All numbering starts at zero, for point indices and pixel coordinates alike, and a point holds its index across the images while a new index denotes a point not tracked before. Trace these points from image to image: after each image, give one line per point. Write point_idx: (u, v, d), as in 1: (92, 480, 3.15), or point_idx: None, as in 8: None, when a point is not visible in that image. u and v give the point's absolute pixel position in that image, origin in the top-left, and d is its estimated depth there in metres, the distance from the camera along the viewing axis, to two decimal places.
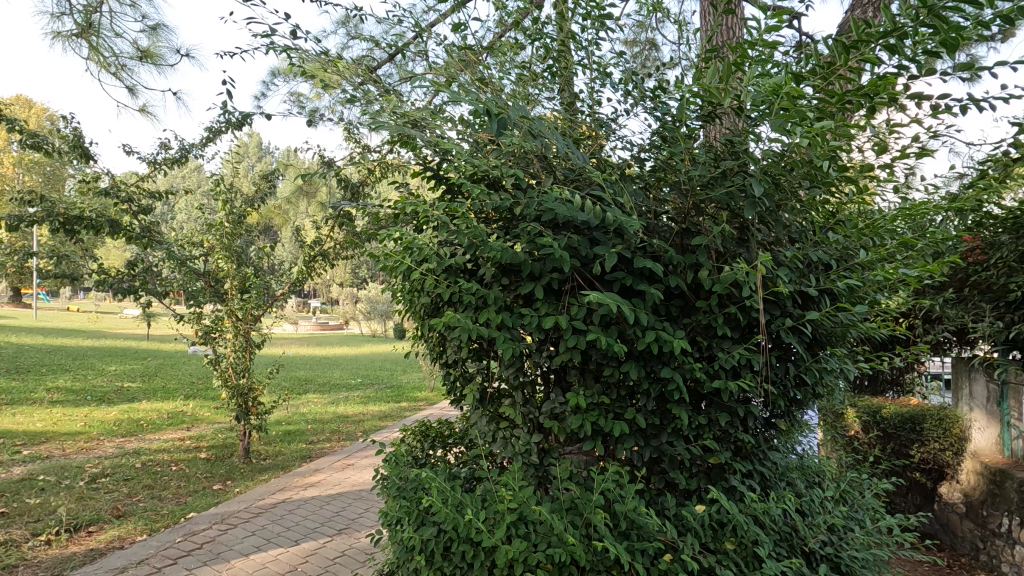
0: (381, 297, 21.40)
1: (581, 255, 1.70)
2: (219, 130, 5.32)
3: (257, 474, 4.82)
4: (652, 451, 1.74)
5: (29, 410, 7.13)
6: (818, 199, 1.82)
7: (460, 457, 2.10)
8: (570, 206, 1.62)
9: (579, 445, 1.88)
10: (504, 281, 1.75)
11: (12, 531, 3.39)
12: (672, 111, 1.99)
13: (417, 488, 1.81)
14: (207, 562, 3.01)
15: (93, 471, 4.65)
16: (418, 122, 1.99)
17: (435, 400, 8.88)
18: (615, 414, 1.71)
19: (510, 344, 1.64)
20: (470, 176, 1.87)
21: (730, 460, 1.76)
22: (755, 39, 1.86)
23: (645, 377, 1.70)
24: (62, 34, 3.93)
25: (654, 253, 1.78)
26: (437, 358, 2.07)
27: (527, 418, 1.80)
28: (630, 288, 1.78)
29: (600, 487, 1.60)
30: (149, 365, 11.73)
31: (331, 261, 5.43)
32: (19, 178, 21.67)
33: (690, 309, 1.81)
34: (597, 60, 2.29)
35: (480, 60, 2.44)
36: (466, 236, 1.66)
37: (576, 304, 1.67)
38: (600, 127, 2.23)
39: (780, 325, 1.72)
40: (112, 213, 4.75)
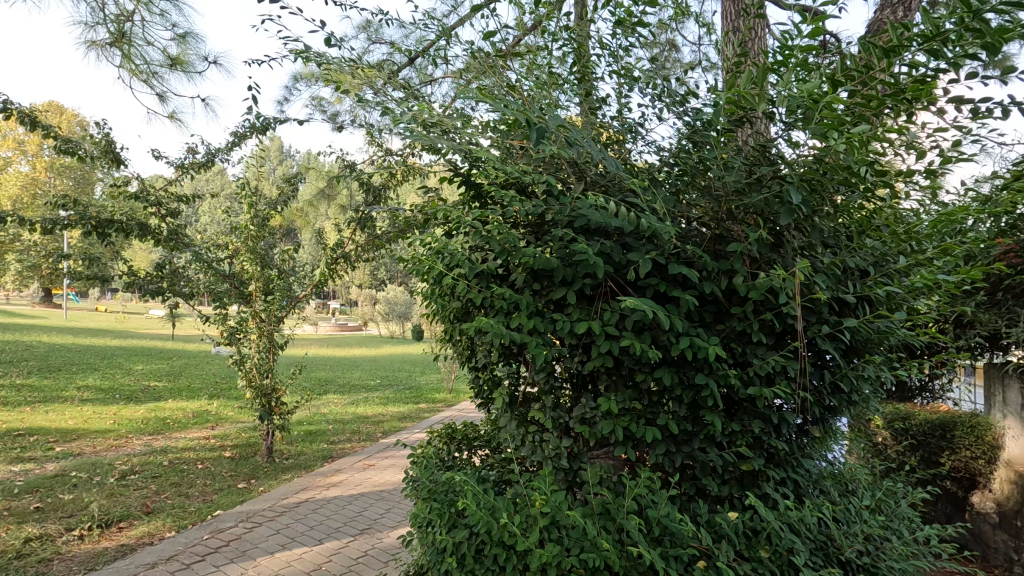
0: (399, 299, 21.58)
1: (614, 261, 1.69)
2: (243, 135, 5.43)
3: (280, 473, 4.88)
4: (684, 457, 1.73)
5: (60, 407, 7.33)
6: (854, 204, 1.80)
7: (488, 460, 2.10)
8: (603, 212, 1.61)
9: (608, 450, 1.87)
10: (536, 287, 1.75)
11: (47, 525, 3.50)
12: (704, 116, 1.98)
13: (447, 490, 1.82)
14: (234, 560, 3.07)
15: (123, 468, 4.77)
16: (449, 129, 2.01)
17: (454, 401, 8.93)
18: (647, 420, 1.70)
19: (543, 349, 1.64)
20: (501, 183, 1.87)
21: (765, 467, 1.74)
22: (790, 43, 1.83)
23: (679, 383, 1.68)
24: (96, 44, 4.04)
25: (687, 258, 1.77)
26: (466, 362, 2.07)
27: (557, 423, 1.81)
28: (663, 294, 1.76)
29: (633, 492, 1.59)
30: (174, 365, 11.96)
31: (353, 263, 5.49)
32: (51, 184, 22.47)
33: (724, 315, 1.80)
34: (624, 64, 2.28)
35: (506, 66, 2.45)
36: (499, 241, 1.66)
37: (609, 310, 1.66)
38: (628, 132, 2.23)
39: (817, 332, 1.70)
40: (141, 216, 4.86)
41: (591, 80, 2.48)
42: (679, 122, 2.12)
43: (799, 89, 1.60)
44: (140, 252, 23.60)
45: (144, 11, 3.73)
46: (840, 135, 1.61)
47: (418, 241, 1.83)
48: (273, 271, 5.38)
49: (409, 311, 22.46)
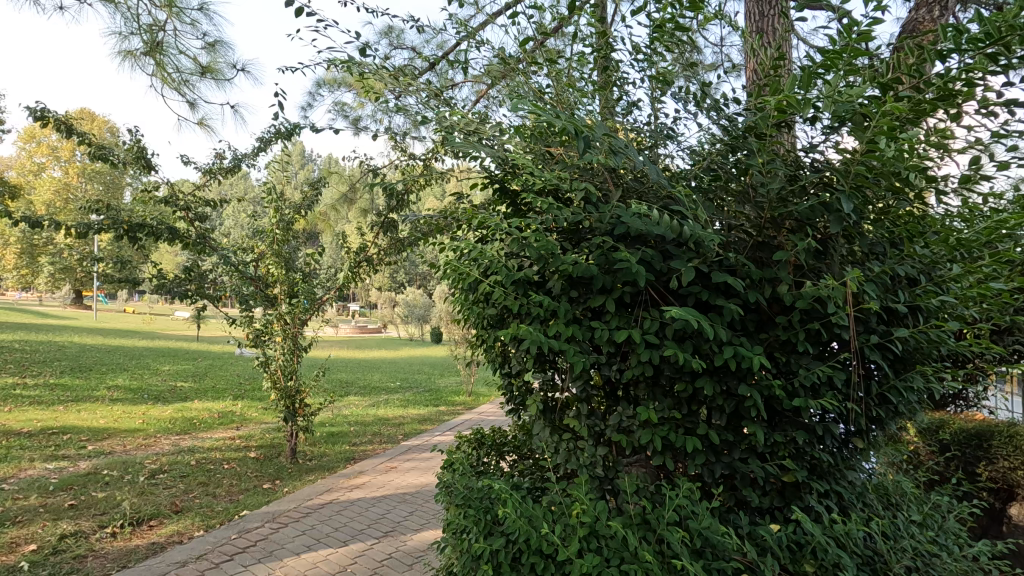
0: (419, 301, 21.77)
1: (655, 269, 1.67)
2: (269, 140, 5.52)
3: (304, 475, 4.94)
4: (724, 468, 1.71)
5: (92, 406, 7.54)
6: (901, 210, 1.75)
7: (519, 466, 2.10)
8: (646, 220, 1.59)
9: (645, 459, 1.85)
10: (573, 294, 1.74)
11: (81, 522, 3.58)
12: (744, 120, 1.94)
13: (480, 496, 1.81)
14: (261, 560, 3.11)
15: (152, 467, 4.87)
16: (482, 134, 2.01)
17: (473, 404, 8.96)
18: (686, 430, 1.68)
19: (581, 357, 1.63)
20: (538, 190, 1.86)
21: (807, 479, 1.70)
22: (837, 46, 1.79)
23: (720, 393, 1.66)
24: (130, 53, 4.15)
25: (729, 266, 1.74)
26: (499, 368, 2.07)
27: (593, 431, 1.79)
28: (705, 302, 1.74)
29: (674, 503, 1.56)
30: (199, 365, 12.22)
31: (376, 266, 5.55)
32: (82, 188, 23.14)
33: (766, 324, 1.77)
34: (657, 68, 2.25)
35: (537, 71, 2.45)
36: (537, 248, 1.66)
37: (649, 318, 1.64)
38: (662, 137, 2.21)
39: (865, 342, 1.66)
40: (171, 220, 4.98)
41: (621, 83, 2.46)
42: (714, 127, 2.09)
43: (845, 93, 1.57)
44: (167, 255, 24.20)
45: (176, 21, 3.82)
46: (893, 141, 1.56)
47: (454, 247, 1.84)
48: (298, 274, 5.46)
49: (428, 314, 22.61)
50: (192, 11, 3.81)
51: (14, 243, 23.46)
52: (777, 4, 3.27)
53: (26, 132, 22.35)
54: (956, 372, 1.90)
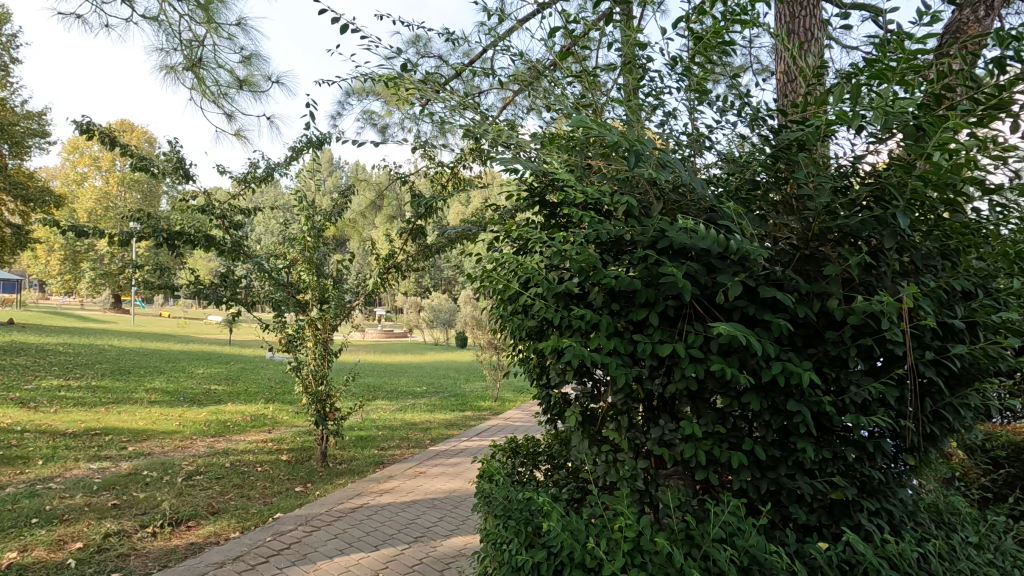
0: (444, 306, 21.97)
1: (700, 283, 1.66)
2: (300, 149, 5.64)
3: (334, 478, 5.02)
4: (770, 484, 1.68)
5: (131, 408, 7.79)
6: (955, 221, 1.71)
7: (556, 477, 2.09)
8: (691, 234, 1.58)
9: (687, 473, 1.83)
10: (615, 307, 1.73)
11: (125, 522, 3.70)
12: (788, 130, 1.92)
13: (518, 507, 1.82)
14: (296, 562, 3.16)
15: (190, 469, 5.01)
16: (520, 146, 2.03)
17: (499, 410, 8.97)
18: (731, 445, 1.66)
19: (624, 370, 1.62)
20: (579, 203, 1.86)
21: (857, 497, 1.66)
22: (887, 55, 1.76)
23: (768, 408, 1.63)
24: (171, 68, 4.30)
25: (776, 280, 1.72)
26: (536, 380, 2.07)
27: (634, 444, 1.78)
28: (751, 316, 1.72)
29: (720, 520, 1.54)
30: (232, 369, 12.54)
31: (404, 273, 5.62)
32: (120, 196, 24.00)
33: (814, 338, 1.74)
34: (695, 78, 2.26)
35: (574, 82, 2.47)
36: (579, 262, 1.65)
37: (694, 332, 1.63)
38: (699, 146, 2.20)
39: (920, 358, 1.62)
40: (208, 228, 5.13)
41: (658, 92, 2.47)
42: (753, 136, 2.07)
43: (896, 104, 1.54)
44: (200, 262, 24.92)
45: (215, 37, 3.94)
46: (949, 154, 1.53)
47: (495, 260, 1.85)
48: (329, 281, 5.56)
49: (453, 318, 22.77)
50: (231, 27, 3.92)
51: (58, 249, 24.48)
52: (809, 5, 3.22)
53: (69, 143, 23.38)
54: (1013, 388, 1.83)
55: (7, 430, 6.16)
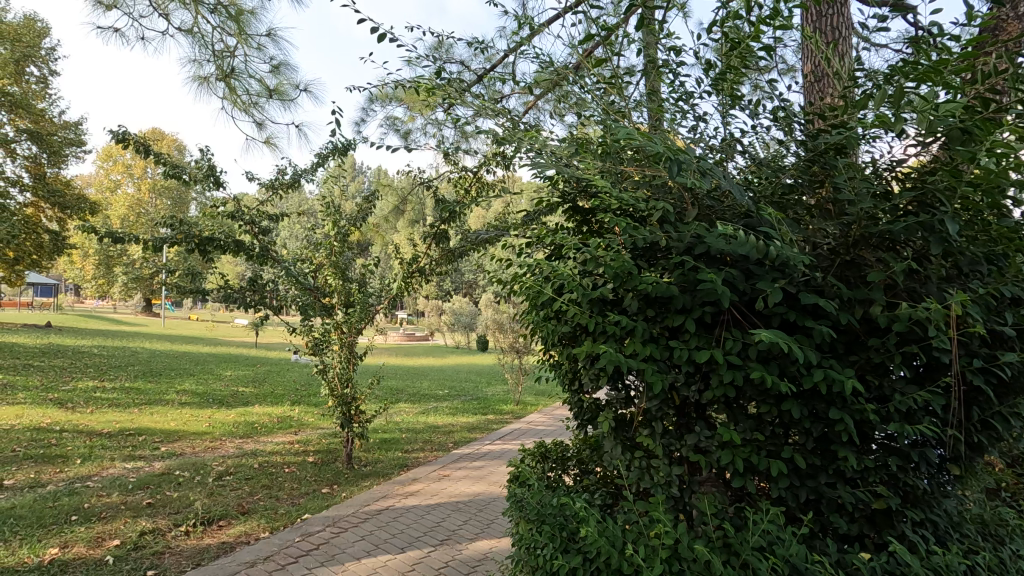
0: (465, 310, 22.14)
1: (739, 289, 1.65)
2: (326, 155, 5.74)
3: (360, 480, 5.07)
4: (809, 492, 1.65)
5: (163, 409, 7.99)
6: (1002, 225, 1.68)
7: (587, 483, 2.10)
8: (729, 240, 1.57)
9: (722, 481, 1.82)
10: (651, 313, 1.73)
11: (159, 520, 3.80)
12: (824, 133, 1.90)
13: (551, 511, 1.82)
14: (324, 563, 3.21)
15: (220, 469, 5.12)
16: (552, 152, 2.05)
17: (521, 413, 8.97)
18: (770, 452, 1.64)
19: (660, 377, 1.62)
20: (613, 209, 1.86)
21: (901, 507, 1.63)
22: (929, 56, 1.73)
23: (808, 416, 1.61)
24: (203, 78, 4.41)
25: (816, 286, 1.70)
26: (568, 385, 2.08)
27: (668, 450, 1.77)
28: (790, 323, 1.70)
29: (759, 528, 1.52)
30: (258, 371, 12.78)
31: (427, 277, 5.67)
32: (151, 203, 24.69)
33: (856, 345, 1.71)
34: (728, 83, 2.25)
35: (603, 88, 2.48)
36: (614, 268, 1.65)
37: (732, 338, 1.62)
38: (733, 150, 2.19)
39: (967, 366, 1.58)
40: (237, 234, 5.25)
41: (688, 98, 2.47)
42: (786, 140, 2.06)
43: (941, 109, 1.51)
44: (228, 266, 25.50)
45: (245, 47, 4.04)
46: (996, 156, 1.50)
47: (529, 265, 1.86)
48: (354, 285, 5.64)
49: (474, 321, 22.86)
50: (261, 37, 4.02)
51: (92, 255, 25.28)
52: (836, 3, 3.17)
53: (103, 152, 24.18)
54: None
55: (47, 430, 6.39)
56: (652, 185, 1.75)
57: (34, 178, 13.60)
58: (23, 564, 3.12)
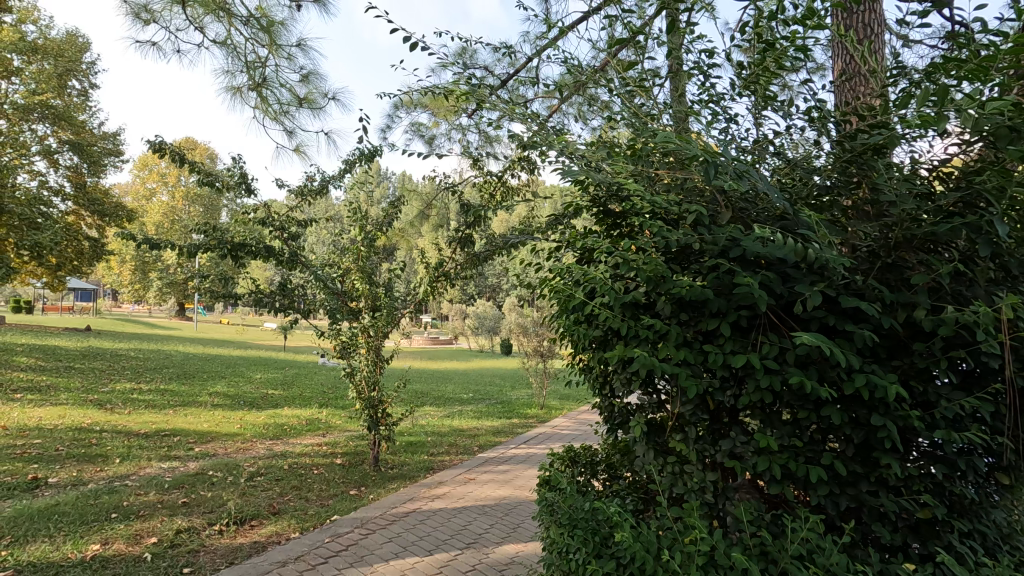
0: (489, 314, 22.23)
1: (776, 293, 1.62)
2: (353, 161, 5.84)
3: (387, 483, 5.12)
4: (850, 501, 1.61)
5: (196, 411, 8.20)
6: None
7: (618, 488, 2.08)
8: (766, 243, 1.55)
9: (758, 488, 1.78)
10: (685, 317, 1.71)
11: (194, 519, 3.90)
12: (862, 134, 1.86)
13: (583, 516, 1.82)
14: (353, 564, 3.24)
15: (251, 470, 5.23)
16: (582, 156, 2.05)
17: (546, 417, 8.94)
18: (809, 459, 1.61)
19: (695, 381, 1.60)
20: (645, 212, 1.85)
21: (947, 518, 1.57)
22: (975, 52, 1.68)
23: (849, 422, 1.57)
24: (236, 88, 4.54)
25: (856, 289, 1.66)
26: (599, 389, 2.07)
27: (703, 456, 1.75)
28: (829, 327, 1.66)
29: (799, 536, 1.49)
30: (287, 374, 13.03)
31: (453, 281, 5.70)
32: (184, 210, 25.43)
33: (898, 350, 1.67)
34: (761, 83, 2.22)
35: (631, 91, 2.47)
36: (647, 271, 1.64)
37: (769, 343, 1.59)
38: (766, 151, 2.16)
39: (1018, 371, 1.52)
40: (268, 240, 5.37)
41: (719, 99, 2.44)
42: (821, 140, 2.03)
43: (988, 106, 1.47)
44: (257, 271, 26.08)
45: (276, 57, 4.13)
46: None
47: (559, 269, 1.86)
48: (380, 289, 5.70)
49: (498, 325, 22.92)
50: (292, 48, 4.11)
51: (129, 260, 26.12)
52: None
53: (140, 161, 25.03)
54: None
55: (88, 430, 6.63)
56: (685, 187, 1.74)
57: (75, 187, 14.16)
58: (67, 559, 3.24)
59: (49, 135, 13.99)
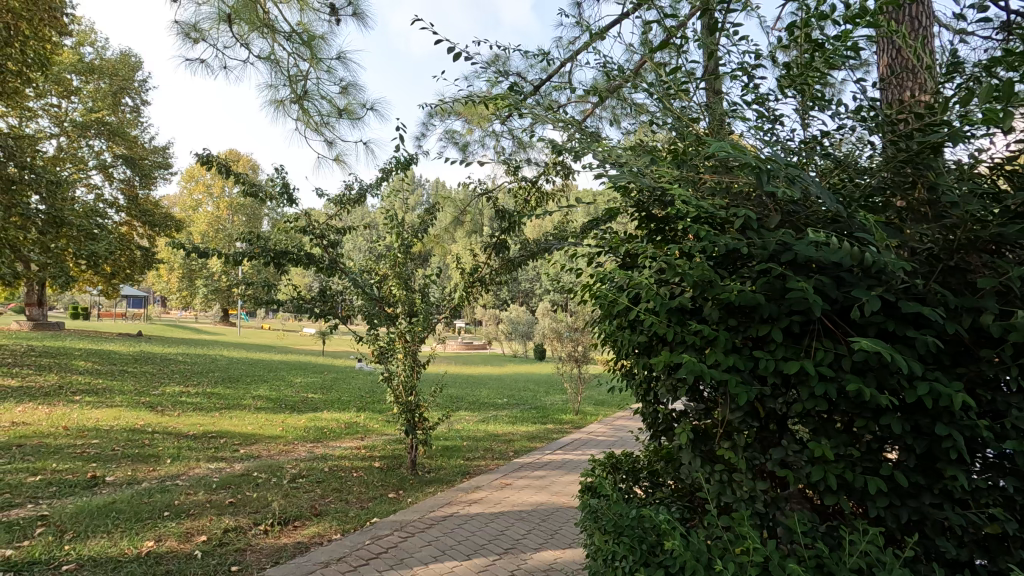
0: (522, 319, 22.30)
1: (831, 297, 1.58)
2: (390, 169, 5.95)
3: (424, 486, 5.18)
4: (912, 513, 1.55)
5: (240, 414, 8.48)
6: None
7: (663, 496, 2.05)
8: (819, 246, 1.51)
9: (812, 498, 1.73)
10: (734, 323, 1.68)
11: (240, 519, 4.03)
12: (921, 132, 1.80)
13: (628, 524, 1.80)
14: (393, 567, 3.29)
15: (293, 472, 5.37)
16: (623, 160, 2.04)
17: (581, 423, 8.87)
18: (867, 469, 1.55)
19: (746, 388, 1.57)
20: (691, 217, 1.83)
21: (1018, 534, 1.50)
22: None
23: (911, 432, 1.52)
24: (279, 101, 4.69)
25: (916, 293, 1.60)
26: (643, 396, 2.05)
27: (753, 464, 1.71)
28: (887, 333, 1.61)
29: (857, 549, 1.44)
30: (326, 378, 13.34)
31: (488, 286, 5.74)
32: (228, 220, 26.38)
33: (963, 357, 1.60)
34: (808, 83, 2.17)
35: (672, 94, 2.46)
36: (695, 276, 1.62)
37: (824, 349, 1.55)
38: (816, 152, 2.11)
39: None
40: (308, 247, 5.52)
41: (763, 100, 2.40)
42: (873, 140, 1.98)
43: None
44: (297, 278, 26.81)
45: (317, 70, 4.26)
46: None
47: (603, 275, 1.86)
48: (417, 295, 5.78)
49: (532, 330, 22.92)
50: (332, 61, 4.23)
51: (177, 268, 27.26)
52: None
53: (187, 173, 26.14)
54: None
55: (141, 430, 6.93)
56: (736, 191, 1.71)
57: (128, 199, 14.90)
58: (124, 554, 3.39)
59: (104, 150, 14.79)
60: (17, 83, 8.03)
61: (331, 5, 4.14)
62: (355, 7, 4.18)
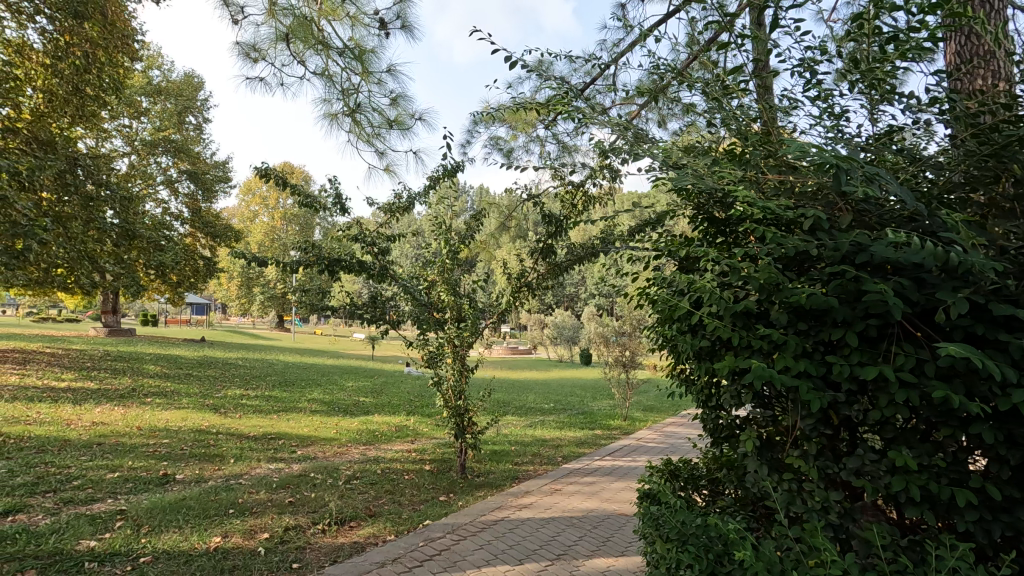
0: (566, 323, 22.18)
1: (911, 300, 1.50)
2: (437, 177, 6.06)
3: (474, 490, 5.22)
4: (1004, 529, 1.45)
5: (297, 416, 8.80)
6: None
7: (726, 505, 2.00)
8: (897, 247, 1.45)
9: (891, 511, 1.65)
10: (804, 327, 1.63)
11: (300, 517, 4.18)
12: (1007, 124, 1.69)
13: (692, 532, 1.77)
14: (447, 569, 3.33)
15: (348, 473, 5.53)
16: (681, 163, 2.01)
17: (629, 429, 8.73)
18: (954, 481, 1.47)
19: (819, 394, 1.52)
20: (755, 219, 1.78)
21: None
22: None
23: (1004, 442, 1.42)
24: (332, 114, 4.86)
25: (1006, 295, 1.51)
26: (705, 401, 2.00)
27: (826, 473, 1.64)
28: (973, 337, 1.52)
29: (946, 565, 1.36)
30: (376, 382, 13.67)
31: (534, 291, 5.75)
32: (283, 229, 27.51)
33: None
34: (877, 77, 2.09)
35: (730, 93, 2.40)
36: (762, 279, 1.58)
37: (905, 354, 1.48)
38: (886, 148, 2.02)
39: None
40: (360, 255, 5.68)
41: (827, 96, 2.32)
42: (949, 134, 1.89)
43: None
44: (347, 284, 27.62)
45: (369, 82, 4.39)
46: None
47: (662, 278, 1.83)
48: (465, 300, 5.85)
49: (577, 335, 22.78)
50: (382, 73, 4.35)
51: (236, 277, 28.60)
52: None
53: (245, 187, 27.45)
54: None
55: (206, 431, 7.29)
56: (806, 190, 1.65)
57: (192, 212, 15.77)
58: (194, 548, 3.57)
59: (171, 166, 15.74)
60: (95, 106, 8.66)
61: (381, 20, 4.26)
62: (404, 21, 4.29)
